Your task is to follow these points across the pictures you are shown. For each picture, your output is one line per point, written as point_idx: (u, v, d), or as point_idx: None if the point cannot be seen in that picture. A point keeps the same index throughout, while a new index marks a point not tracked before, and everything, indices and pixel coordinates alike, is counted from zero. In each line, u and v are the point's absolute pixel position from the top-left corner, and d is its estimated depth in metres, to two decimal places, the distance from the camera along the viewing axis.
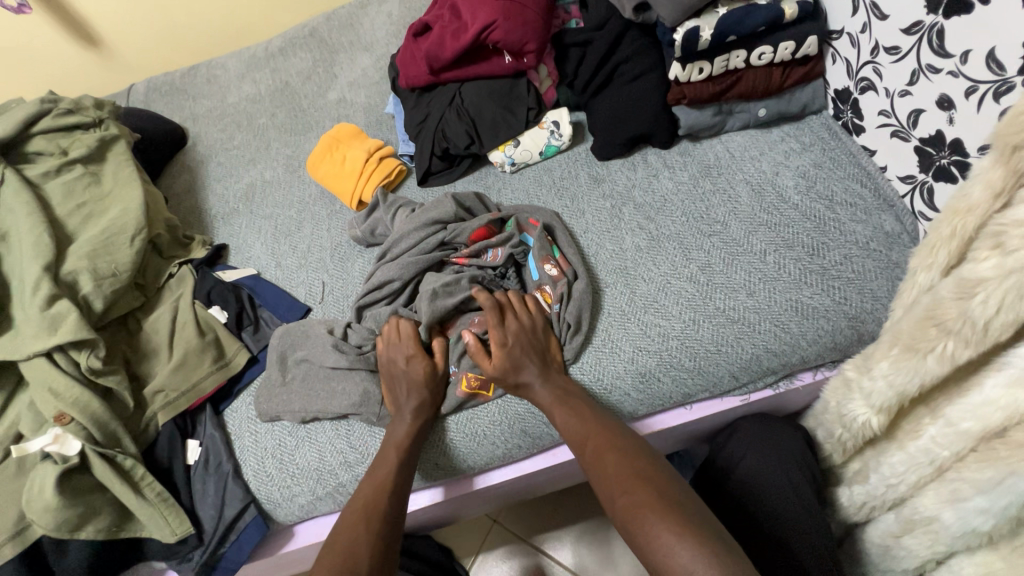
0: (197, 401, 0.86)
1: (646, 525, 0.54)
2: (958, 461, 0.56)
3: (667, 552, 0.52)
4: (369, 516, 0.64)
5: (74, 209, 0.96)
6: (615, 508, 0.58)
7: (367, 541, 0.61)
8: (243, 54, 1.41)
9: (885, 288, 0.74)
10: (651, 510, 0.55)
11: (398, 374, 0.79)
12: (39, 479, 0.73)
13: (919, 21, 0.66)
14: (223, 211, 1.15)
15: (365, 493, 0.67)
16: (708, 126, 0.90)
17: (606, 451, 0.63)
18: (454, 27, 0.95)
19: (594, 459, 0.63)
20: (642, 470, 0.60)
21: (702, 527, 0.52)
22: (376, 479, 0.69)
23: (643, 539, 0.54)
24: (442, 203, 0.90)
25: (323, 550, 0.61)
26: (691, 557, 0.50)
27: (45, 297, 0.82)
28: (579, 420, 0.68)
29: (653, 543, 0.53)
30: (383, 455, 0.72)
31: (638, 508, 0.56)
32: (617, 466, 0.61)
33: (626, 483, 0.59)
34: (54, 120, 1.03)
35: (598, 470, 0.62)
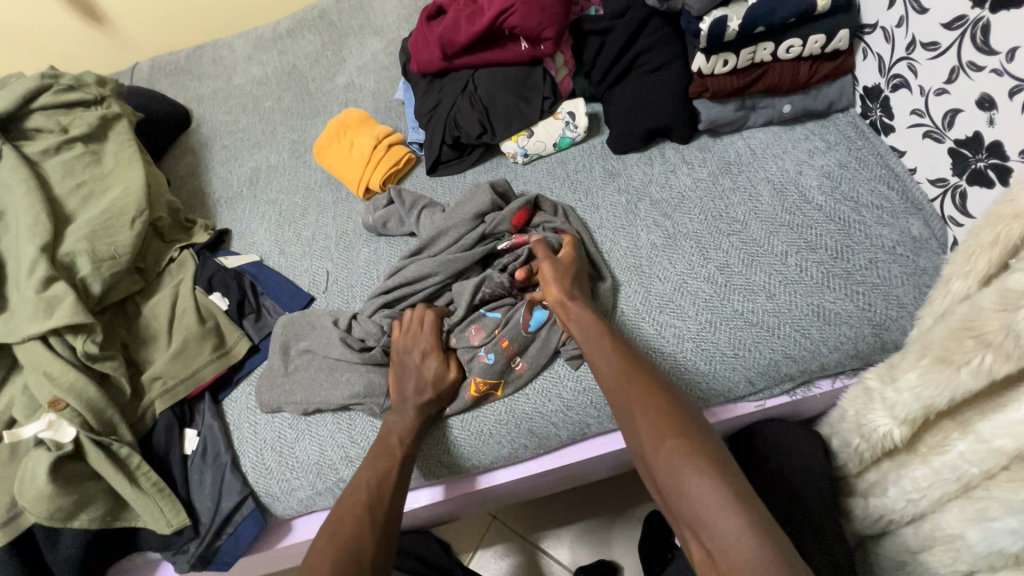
0: (196, 389, 0.83)
1: (695, 481, 0.50)
2: (987, 479, 0.54)
3: (717, 513, 0.48)
4: (372, 510, 0.64)
5: (73, 188, 0.93)
6: (657, 454, 0.54)
7: (373, 537, 0.61)
8: (251, 34, 1.38)
9: (911, 295, 0.71)
10: (702, 469, 0.51)
11: (409, 362, 0.77)
12: (32, 466, 0.71)
13: (963, 15, 0.63)
14: (226, 195, 1.12)
15: (370, 485, 0.66)
16: (730, 121, 0.87)
17: (653, 396, 0.58)
18: (469, 11, 0.91)
19: (640, 400, 0.59)
20: (692, 424, 0.55)
21: (755, 499, 0.49)
22: (377, 470, 0.68)
23: (691, 494, 0.50)
24: (477, 193, 0.86)
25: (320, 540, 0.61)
26: (744, 526, 0.46)
27: (42, 279, 0.80)
28: (627, 362, 0.63)
29: (701, 501, 0.49)
30: (382, 444, 0.71)
31: (689, 461, 0.52)
32: (666, 414, 0.56)
33: (672, 432, 0.54)
34: (55, 96, 1.00)
35: (643, 412, 0.57)
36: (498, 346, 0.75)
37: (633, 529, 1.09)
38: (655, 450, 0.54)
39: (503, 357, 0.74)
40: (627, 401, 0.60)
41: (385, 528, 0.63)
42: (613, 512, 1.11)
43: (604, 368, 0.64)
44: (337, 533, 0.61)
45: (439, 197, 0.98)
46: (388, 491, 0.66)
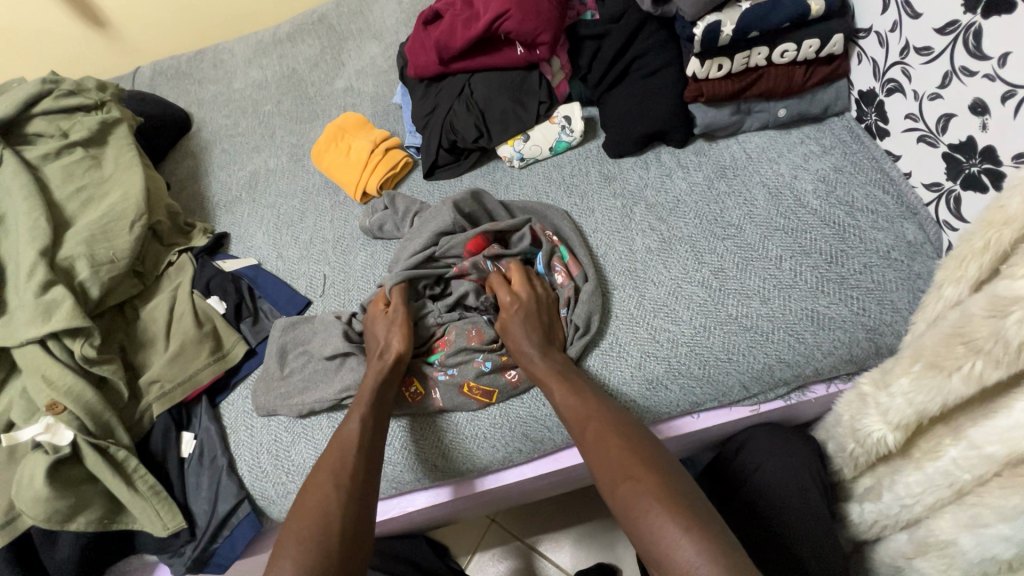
0: (193, 393, 0.84)
1: (648, 515, 0.52)
2: (980, 486, 0.54)
3: (670, 546, 0.50)
4: (336, 472, 0.63)
5: (73, 193, 0.94)
6: (614, 491, 0.56)
7: (340, 497, 0.61)
8: (251, 39, 1.38)
9: (906, 299, 0.71)
10: (654, 501, 0.53)
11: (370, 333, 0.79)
12: (29, 469, 0.72)
13: (955, 20, 0.63)
14: (225, 198, 1.13)
15: (336, 449, 0.66)
16: (726, 125, 0.87)
17: (608, 434, 0.61)
18: (465, 16, 0.92)
19: (593, 442, 0.61)
20: (644, 456, 0.58)
21: (707, 522, 0.51)
22: (343, 436, 0.67)
23: (645, 529, 0.52)
24: (440, 213, 0.83)
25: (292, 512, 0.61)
26: (694, 552, 0.48)
27: (40, 283, 0.80)
28: (581, 399, 0.65)
29: (654, 536, 0.51)
30: (349, 412, 0.70)
31: (641, 495, 0.54)
32: (619, 451, 0.59)
33: (627, 468, 0.57)
34: (55, 101, 1.01)
35: (599, 452, 0.60)
36: (497, 356, 0.76)
37: None
38: (611, 490, 0.57)
39: (499, 365, 0.75)
40: (585, 441, 0.62)
41: (354, 487, 0.62)
42: (611, 516, 1.11)
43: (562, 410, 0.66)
44: (300, 504, 0.61)
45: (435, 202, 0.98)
46: (351, 454, 0.65)
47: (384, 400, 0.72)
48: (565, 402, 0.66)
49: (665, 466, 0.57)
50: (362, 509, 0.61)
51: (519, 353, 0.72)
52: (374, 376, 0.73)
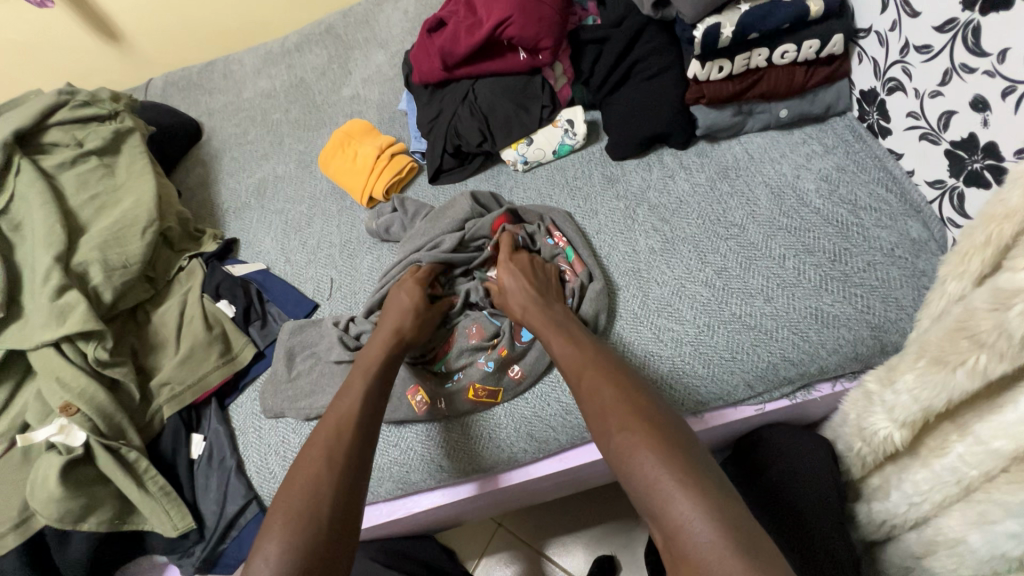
0: (203, 395, 0.85)
1: (642, 469, 0.51)
2: (989, 482, 0.54)
3: (664, 500, 0.48)
4: (331, 453, 0.60)
5: (87, 200, 0.96)
6: (611, 445, 0.55)
7: (333, 478, 0.58)
8: (260, 50, 1.41)
9: (911, 297, 0.71)
10: (649, 455, 0.51)
11: (393, 298, 0.80)
12: (43, 469, 0.73)
13: (954, 18, 0.63)
14: (235, 205, 1.15)
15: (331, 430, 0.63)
16: (727, 126, 0.88)
17: (607, 388, 0.59)
18: (468, 23, 0.93)
19: (592, 395, 0.60)
20: (642, 409, 0.56)
21: (703, 476, 0.49)
22: (341, 410, 0.66)
23: (641, 482, 0.50)
24: (457, 203, 0.89)
25: (284, 484, 0.58)
26: (689, 506, 0.46)
27: (55, 287, 0.82)
28: (581, 358, 0.65)
29: (649, 489, 0.49)
30: (350, 388, 0.69)
31: (637, 449, 0.52)
32: (617, 404, 0.57)
33: (624, 421, 0.55)
34: (71, 111, 1.04)
35: (597, 406, 0.59)
36: (497, 354, 0.76)
37: (638, 536, 1.08)
38: (609, 444, 0.55)
39: (501, 364, 0.76)
40: (585, 395, 0.61)
41: (349, 470, 0.59)
42: (619, 518, 1.11)
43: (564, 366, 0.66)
44: (288, 488, 0.58)
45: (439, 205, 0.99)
46: (347, 430, 0.63)
47: (386, 381, 0.70)
48: (567, 359, 0.66)
49: (664, 421, 0.55)
50: (353, 490, 0.58)
51: (526, 311, 0.74)
52: (379, 347, 0.73)
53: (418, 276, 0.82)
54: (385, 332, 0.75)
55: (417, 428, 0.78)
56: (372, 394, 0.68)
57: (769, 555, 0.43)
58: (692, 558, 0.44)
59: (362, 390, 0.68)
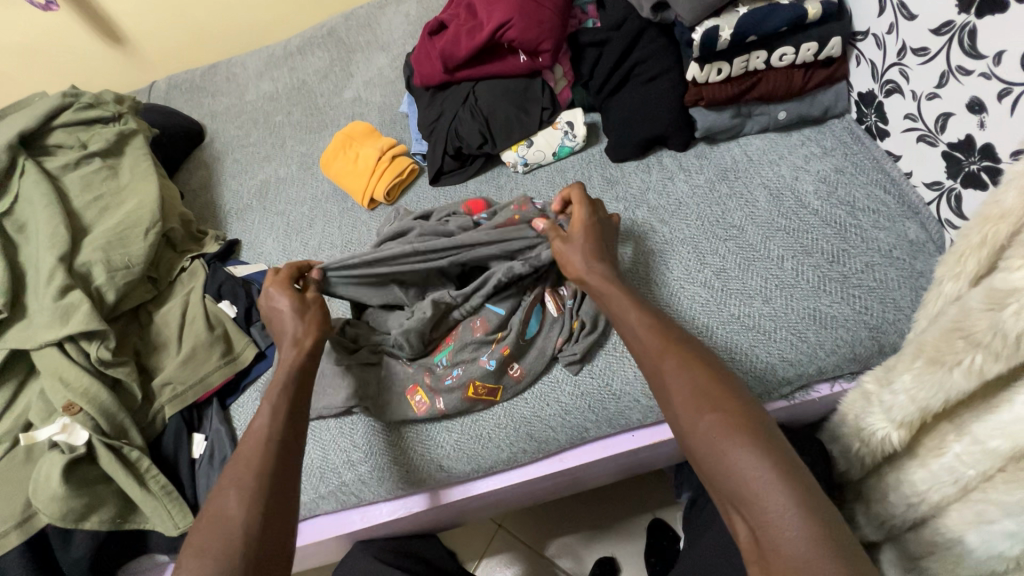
0: (204, 395, 0.86)
1: (733, 457, 0.48)
2: (985, 482, 0.54)
3: (760, 491, 0.46)
4: (239, 477, 0.57)
5: (91, 201, 0.97)
6: (694, 424, 0.52)
7: (241, 502, 0.55)
8: (263, 52, 1.42)
9: (908, 298, 0.71)
10: (743, 442, 0.49)
11: (278, 309, 0.75)
12: (46, 468, 0.74)
13: (950, 20, 0.64)
14: (237, 206, 1.16)
15: (241, 453, 0.60)
16: (727, 128, 0.88)
17: (688, 365, 0.56)
18: (469, 26, 0.94)
19: (673, 369, 0.56)
20: (729, 391, 0.53)
21: (803, 469, 0.47)
22: (256, 427, 0.62)
23: (729, 469, 0.48)
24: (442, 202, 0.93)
25: (199, 512, 0.56)
26: (786, 501, 0.45)
27: (58, 287, 0.83)
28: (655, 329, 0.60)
29: (741, 478, 0.47)
30: (262, 404, 0.65)
31: (728, 436, 0.49)
32: (702, 383, 0.54)
33: (711, 401, 0.52)
34: (75, 114, 1.05)
35: (679, 383, 0.55)
36: (499, 352, 0.76)
37: (638, 537, 1.08)
38: (692, 423, 0.52)
39: (502, 362, 0.75)
40: (660, 368, 0.57)
41: (259, 488, 0.56)
42: (619, 520, 1.11)
43: (632, 334, 0.62)
44: (198, 529, 0.55)
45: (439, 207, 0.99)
46: (263, 447, 0.60)
47: (300, 390, 0.67)
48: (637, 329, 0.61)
49: (752, 405, 0.52)
50: (267, 507, 0.55)
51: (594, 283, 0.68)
52: (288, 362, 0.69)
53: (280, 280, 0.77)
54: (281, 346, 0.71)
55: (416, 429, 0.78)
56: (281, 407, 0.64)
57: (863, 557, 0.43)
58: (787, 552, 0.43)
59: (271, 406, 0.64)
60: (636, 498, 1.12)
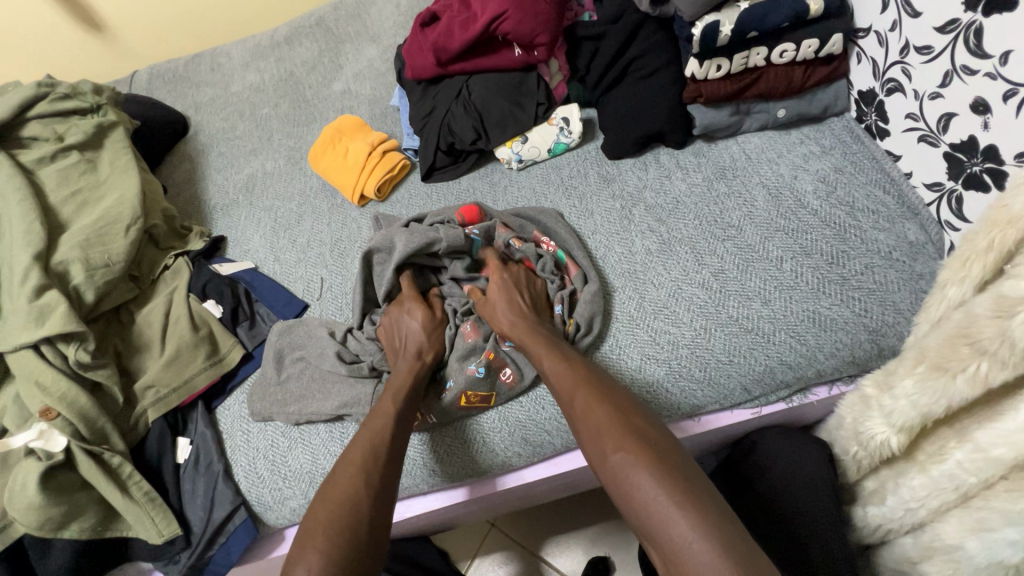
0: (189, 398, 0.83)
1: (638, 487, 0.51)
2: (986, 489, 0.53)
3: (663, 520, 0.48)
4: (369, 475, 0.61)
5: (68, 197, 0.93)
6: (606, 460, 0.55)
7: (368, 496, 0.59)
8: (248, 42, 1.38)
9: (908, 301, 0.70)
10: (647, 474, 0.51)
11: (400, 323, 0.78)
12: (22, 476, 0.71)
13: (956, 18, 0.63)
14: (223, 201, 1.12)
15: (368, 452, 0.63)
16: (725, 126, 0.87)
17: (598, 405, 0.59)
18: (463, 17, 0.91)
19: (584, 409, 0.60)
20: (635, 426, 0.56)
21: (704, 496, 0.49)
22: (375, 427, 0.66)
23: (635, 501, 0.51)
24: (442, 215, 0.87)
25: (318, 499, 0.59)
26: (688, 526, 0.46)
27: (34, 287, 0.80)
28: (569, 373, 0.64)
29: (647, 509, 0.49)
30: (379, 406, 0.69)
31: (633, 468, 0.52)
32: (608, 421, 0.57)
33: (619, 437, 0.55)
34: (51, 105, 1.01)
35: (589, 421, 0.58)
36: (486, 358, 0.74)
37: (633, 536, 1.08)
38: (603, 461, 0.55)
39: (492, 368, 0.73)
40: (576, 411, 0.61)
41: (384, 496, 0.60)
42: (612, 519, 1.10)
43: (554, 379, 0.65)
44: (315, 517, 0.57)
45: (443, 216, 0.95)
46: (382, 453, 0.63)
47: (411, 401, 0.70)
48: (555, 374, 0.65)
49: (656, 437, 0.55)
50: (387, 511, 0.60)
51: (517, 333, 0.71)
52: (406, 373, 0.72)
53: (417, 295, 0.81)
54: (409, 355, 0.75)
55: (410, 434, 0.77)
56: (404, 416, 0.68)
57: None
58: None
59: (394, 410, 0.68)
60: None
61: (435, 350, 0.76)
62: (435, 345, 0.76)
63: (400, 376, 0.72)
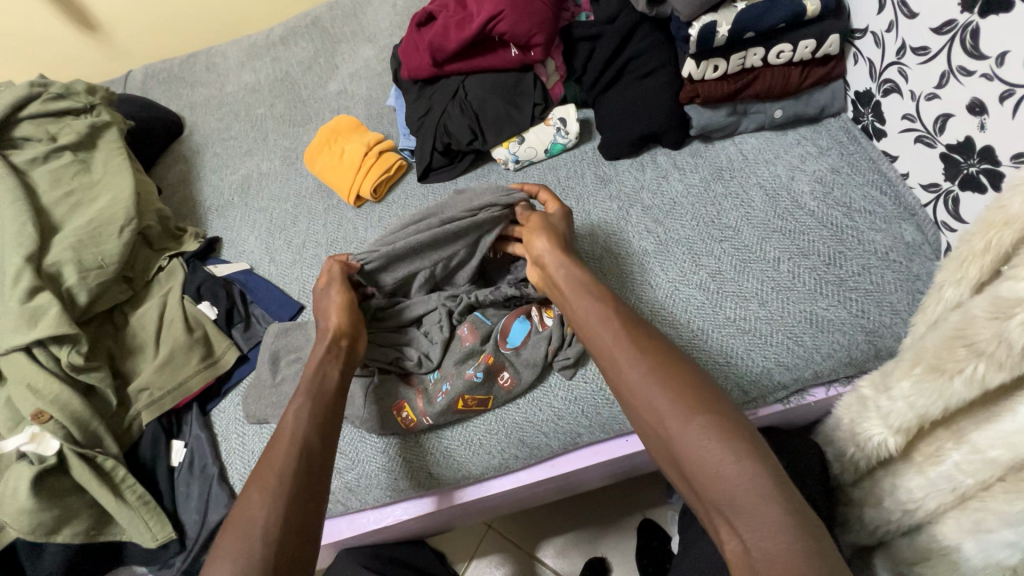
0: (183, 400, 0.82)
1: (724, 463, 0.48)
2: (983, 490, 0.53)
3: (757, 498, 0.46)
4: (263, 479, 0.57)
5: (61, 197, 0.92)
6: (659, 415, 0.54)
7: (280, 498, 0.56)
8: (244, 42, 1.37)
9: (905, 302, 0.70)
10: (734, 454, 0.49)
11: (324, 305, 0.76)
12: (13, 480, 0.70)
13: (952, 19, 0.63)
14: (218, 202, 1.12)
15: (268, 455, 0.60)
16: (722, 126, 0.87)
17: (650, 361, 0.58)
18: (459, 17, 0.91)
19: (658, 376, 0.56)
20: (713, 400, 0.53)
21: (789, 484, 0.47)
22: (288, 427, 0.63)
23: (721, 478, 0.48)
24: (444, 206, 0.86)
25: (233, 509, 0.56)
26: (781, 511, 0.45)
27: (26, 289, 0.79)
28: (636, 338, 0.60)
29: (726, 479, 0.48)
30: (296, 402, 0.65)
31: (721, 444, 0.49)
32: (661, 379, 0.56)
33: (676, 393, 0.54)
34: (43, 105, 1.00)
35: (663, 388, 0.55)
36: (485, 362, 0.73)
37: (630, 537, 1.08)
38: (655, 416, 0.54)
39: (490, 373, 0.73)
40: (620, 367, 0.59)
41: (295, 489, 0.57)
42: (609, 520, 1.10)
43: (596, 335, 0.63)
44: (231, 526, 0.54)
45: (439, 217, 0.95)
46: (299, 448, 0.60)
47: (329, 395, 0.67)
48: (597, 331, 0.63)
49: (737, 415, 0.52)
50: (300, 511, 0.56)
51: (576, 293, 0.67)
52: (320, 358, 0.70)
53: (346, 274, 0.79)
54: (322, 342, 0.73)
55: (403, 436, 0.76)
56: (309, 407, 0.65)
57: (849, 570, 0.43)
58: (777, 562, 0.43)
59: (300, 403, 0.65)
60: (627, 499, 1.11)
61: (343, 330, 0.73)
62: (342, 324, 0.74)
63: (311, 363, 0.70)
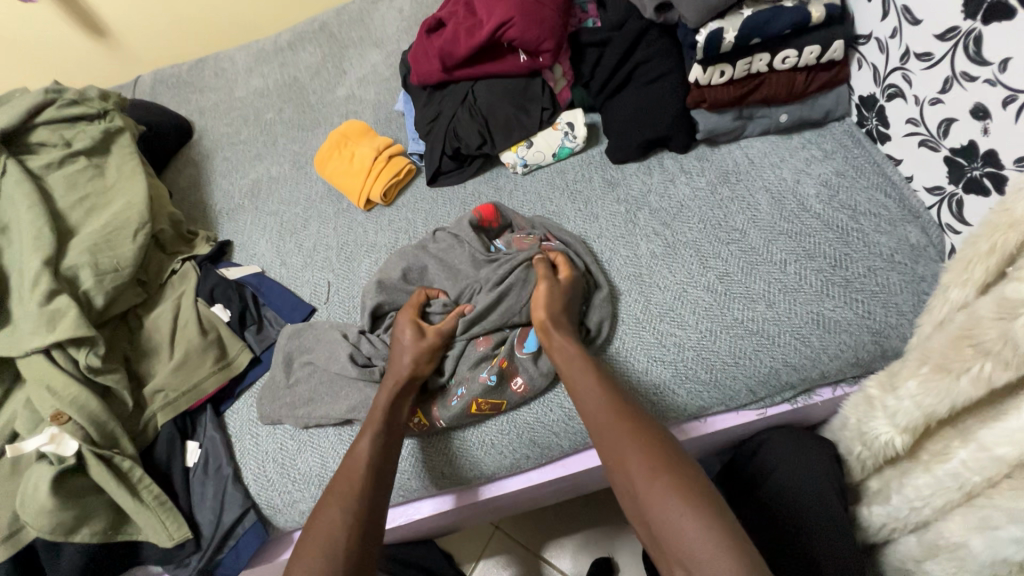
0: (198, 402, 0.84)
1: (680, 524, 0.52)
2: (989, 487, 0.54)
3: (708, 556, 0.50)
4: (345, 501, 0.63)
5: (76, 202, 0.93)
6: (645, 498, 0.56)
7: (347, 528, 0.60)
8: (252, 47, 1.39)
9: (911, 303, 0.71)
10: (688, 513, 0.52)
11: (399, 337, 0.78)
12: (34, 480, 0.71)
13: (955, 26, 0.64)
14: (228, 206, 1.13)
15: (346, 476, 0.65)
16: (728, 131, 0.88)
17: (640, 443, 0.59)
18: (468, 24, 0.92)
19: (624, 439, 0.60)
20: (672, 460, 0.57)
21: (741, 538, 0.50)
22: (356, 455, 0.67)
23: (675, 538, 0.52)
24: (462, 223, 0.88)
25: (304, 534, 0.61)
26: (729, 567, 0.48)
27: (44, 292, 0.80)
28: (607, 401, 0.64)
29: (680, 539, 0.52)
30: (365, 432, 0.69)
31: (676, 505, 0.53)
32: (646, 463, 0.57)
33: (661, 477, 0.56)
34: (57, 110, 1.01)
35: (627, 450, 0.59)
36: (499, 365, 0.74)
37: (637, 538, 1.09)
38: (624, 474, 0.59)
39: (503, 376, 0.73)
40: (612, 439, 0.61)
41: (362, 519, 0.62)
42: (616, 521, 1.11)
43: (589, 407, 0.65)
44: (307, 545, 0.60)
45: (450, 219, 0.96)
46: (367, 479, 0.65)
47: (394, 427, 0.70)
48: (590, 399, 0.65)
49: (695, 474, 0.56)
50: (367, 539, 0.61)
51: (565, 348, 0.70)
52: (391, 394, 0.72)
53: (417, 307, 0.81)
54: (390, 374, 0.74)
55: (413, 437, 0.77)
56: (382, 437, 0.68)
57: None
58: None
59: (373, 432, 0.68)
60: None
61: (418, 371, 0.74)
62: (418, 364, 0.75)
63: (381, 397, 0.72)
